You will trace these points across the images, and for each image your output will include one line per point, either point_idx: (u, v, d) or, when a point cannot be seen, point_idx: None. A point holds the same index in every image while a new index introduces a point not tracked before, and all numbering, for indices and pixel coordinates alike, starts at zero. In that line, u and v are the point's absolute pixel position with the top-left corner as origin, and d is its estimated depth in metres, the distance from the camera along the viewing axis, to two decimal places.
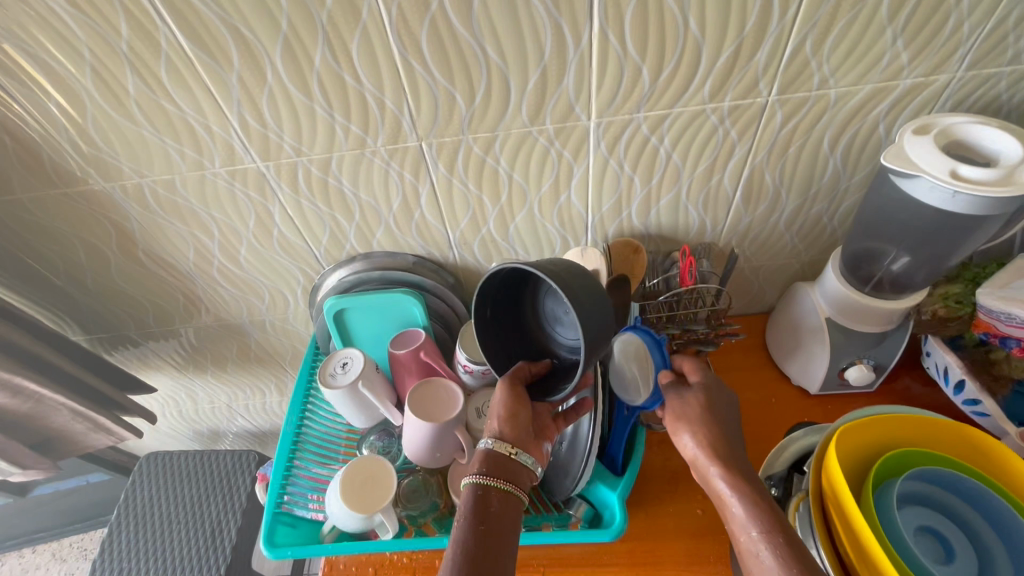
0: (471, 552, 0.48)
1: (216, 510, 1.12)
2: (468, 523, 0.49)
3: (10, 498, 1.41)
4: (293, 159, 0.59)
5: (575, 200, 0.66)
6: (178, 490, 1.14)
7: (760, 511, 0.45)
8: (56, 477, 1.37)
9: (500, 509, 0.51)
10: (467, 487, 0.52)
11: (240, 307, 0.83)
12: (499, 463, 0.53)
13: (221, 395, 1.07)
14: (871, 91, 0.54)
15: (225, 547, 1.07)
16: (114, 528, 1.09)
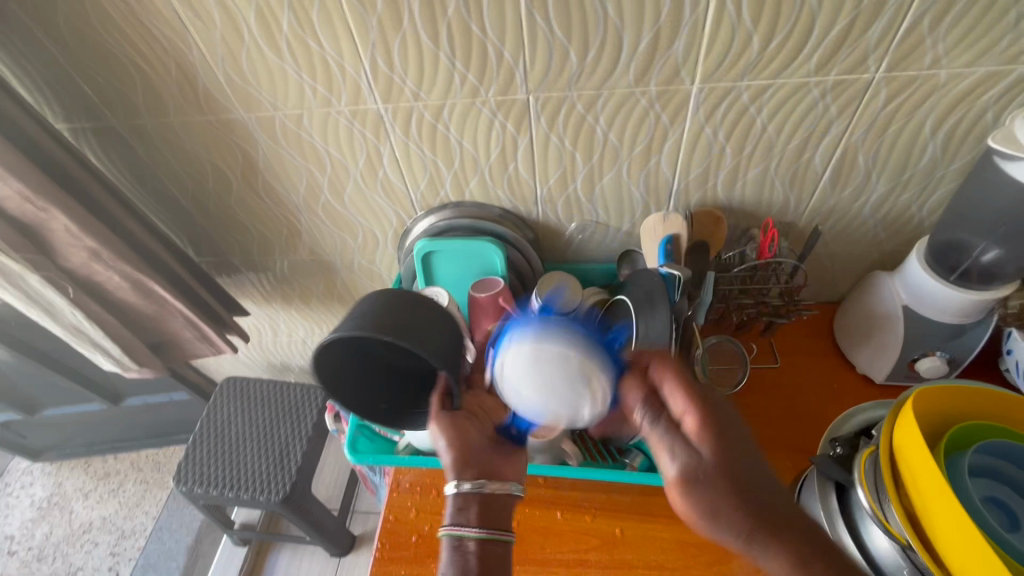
0: None
1: (284, 435, 1.22)
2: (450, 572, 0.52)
3: (103, 405, 1.57)
4: (410, 103, 0.65)
5: (663, 165, 0.68)
6: (251, 413, 1.25)
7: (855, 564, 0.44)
8: (144, 391, 1.53)
9: (483, 556, 0.53)
10: (443, 538, 0.54)
11: (334, 244, 0.90)
12: (467, 503, 0.56)
13: (300, 329, 1.17)
14: (985, 74, 0.55)
15: (291, 468, 1.17)
16: (196, 439, 1.21)
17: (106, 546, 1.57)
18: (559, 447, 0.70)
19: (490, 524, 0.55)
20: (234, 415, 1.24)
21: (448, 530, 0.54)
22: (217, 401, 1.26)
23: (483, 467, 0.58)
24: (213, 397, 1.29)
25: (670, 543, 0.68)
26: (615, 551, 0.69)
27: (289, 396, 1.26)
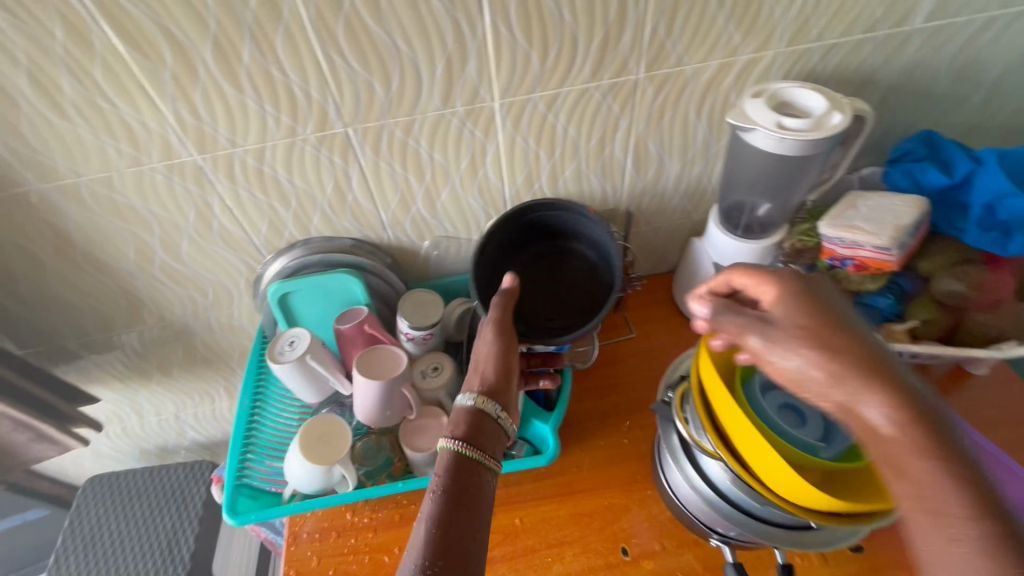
0: (442, 517, 0.51)
1: (171, 523, 1.12)
2: (432, 498, 0.53)
3: None
4: (228, 150, 0.65)
5: (491, 174, 0.74)
6: (127, 508, 1.12)
7: (836, 368, 0.42)
8: None
9: (471, 479, 0.55)
10: (442, 453, 0.57)
11: (184, 306, 0.85)
12: (459, 422, 0.59)
13: (168, 405, 1.07)
14: (718, 66, 0.67)
15: (184, 556, 1.07)
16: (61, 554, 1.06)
17: None
18: None
19: (479, 448, 0.57)
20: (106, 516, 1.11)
21: (445, 444, 0.57)
22: (81, 506, 1.11)
23: (495, 394, 0.62)
24: (76, 500, 1.14)
25: (566, 517, 0.73)
26: (518, 540, 0.72)
27: (170, 479, 1.15)
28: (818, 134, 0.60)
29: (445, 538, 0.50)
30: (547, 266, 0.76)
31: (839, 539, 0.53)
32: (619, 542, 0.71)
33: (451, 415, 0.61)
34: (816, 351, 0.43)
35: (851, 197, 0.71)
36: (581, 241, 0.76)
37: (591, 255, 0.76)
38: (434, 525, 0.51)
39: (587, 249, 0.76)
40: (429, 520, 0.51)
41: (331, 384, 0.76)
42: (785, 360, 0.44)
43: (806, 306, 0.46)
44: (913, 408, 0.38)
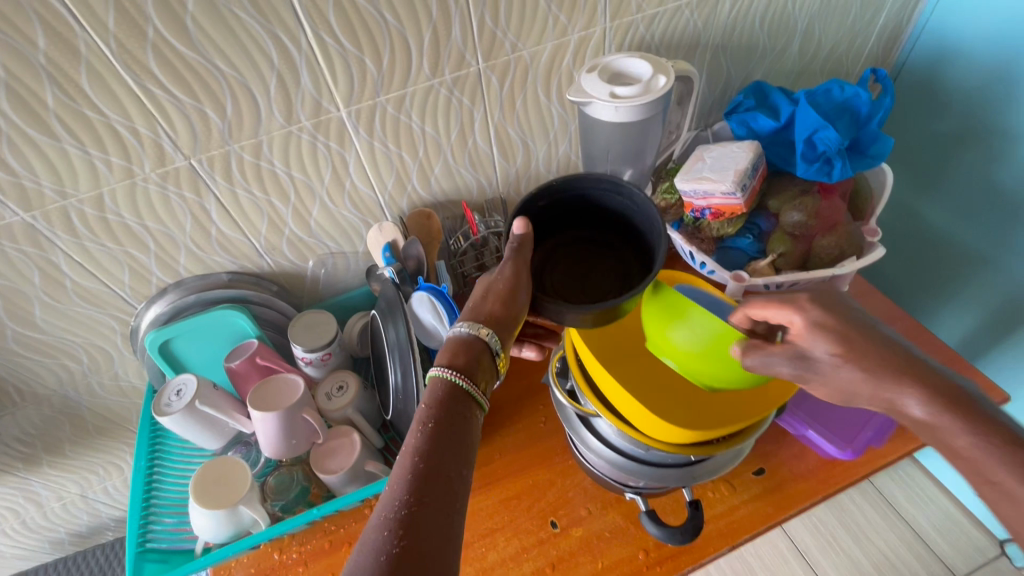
0: (428, 449, 0.44)
1: None
2: (417, 429, 0.46)
3: None
4: (60, 203, 0.61)
5: (359, 183, 0.74)
6: None
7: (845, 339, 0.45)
8: None
9: (460, 411, 0.48)
10: (433, 381, 0.48)
11: (57, 377, 0.79)
12: (457, 349, 0.50)
13: (69, 487, 0.99)
14: (553, 47, 0.70)
15: None
16: None
17: None
18: (366, 470, 0.71)
19: (472, 379, 0.49)
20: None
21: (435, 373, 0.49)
22: None
23: (501, 319, 0.51)
24: None
25: (496, 505, 0.74)
26: None
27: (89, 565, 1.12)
28: (646, 96, 0.63)
29: (428, 474, 0.43)
30: (607, 244, 0.58)
31: (720, 468, 0.58)
32: (549, 516, 0.72)
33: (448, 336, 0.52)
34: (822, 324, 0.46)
35: (698, 151, 0.76)
36: (615, 197, 0.54)
37: (630, 215, 0.54)
38: (420, 458, 0.44)
39: (629, 207, 0.54)
40: (415, 453, 0.44)
41: (232, 426, 0.73)
42: (816, 364, 0.46)
43: (830, 304, 0.47)
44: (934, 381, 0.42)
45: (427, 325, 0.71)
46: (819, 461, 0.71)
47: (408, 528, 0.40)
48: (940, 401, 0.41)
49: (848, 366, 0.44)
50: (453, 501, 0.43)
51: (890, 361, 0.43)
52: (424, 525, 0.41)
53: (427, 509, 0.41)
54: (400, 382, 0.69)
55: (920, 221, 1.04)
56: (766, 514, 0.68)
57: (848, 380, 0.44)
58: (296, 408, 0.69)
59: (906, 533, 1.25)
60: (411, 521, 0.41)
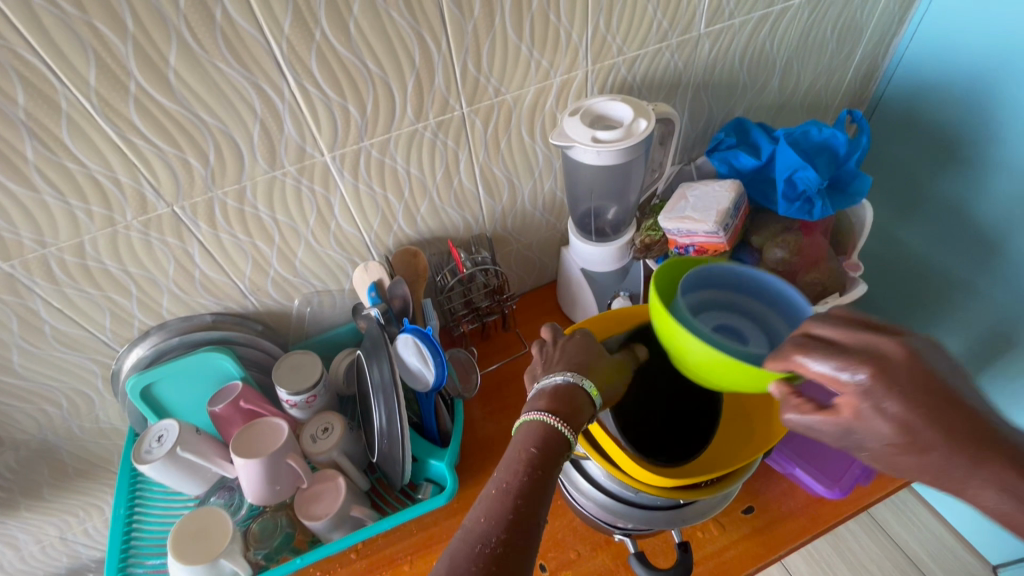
0: (522, 491, 0.44)
1: None
2: (524, 471, 0.44)
3: None
4: (39, 252, 0.60)
5: (344, 224, 0.74)
6: None
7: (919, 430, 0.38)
8: None
9: (554, 452, 0.46)
10: (530, 422, 0.47)
11: (35, 422, 0.77)
12: (552, 397, 0.48)
13: (47, 529, 0.96)
14: (536, 90, 0.71)
15: None
16: None
17: None
18: (352, 515, 0.70)
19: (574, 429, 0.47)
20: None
21: (538, 415, 0.47)
22: None
23: (591, 375, 0.51)
24: None
25: None
26: None
27: None
28: (628, 140, 0.64)
29: (526, 520, 0.42)
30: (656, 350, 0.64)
31: (708, 510, 0.58)
32: (538, 559, 0.71)
33: (542, 384, 0.49)
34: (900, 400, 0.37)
35: (682, 189, 0.77)
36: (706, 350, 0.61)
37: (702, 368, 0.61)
38: (522, 503, 0.43)
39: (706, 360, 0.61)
40: (518, 495, 0.43)
41: (213, 471, 0.72)
42: (867, 444, 0.40)
43: (910, 381, 0.38)
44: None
45: (416, 369, 0.70)
46: (808, 498, 0.71)
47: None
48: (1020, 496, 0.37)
49: (913, 456, 0.38)
50: (535, 554, 0.42)
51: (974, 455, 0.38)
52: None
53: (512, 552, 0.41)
54: (383, 424, 0.68)
55: (902, 247, 1.05)
56: (757, 553, 0.67)
57: (908, 467, 0.39)
58: (278, 453, 0.68)
59: (895, 553, 1.27)
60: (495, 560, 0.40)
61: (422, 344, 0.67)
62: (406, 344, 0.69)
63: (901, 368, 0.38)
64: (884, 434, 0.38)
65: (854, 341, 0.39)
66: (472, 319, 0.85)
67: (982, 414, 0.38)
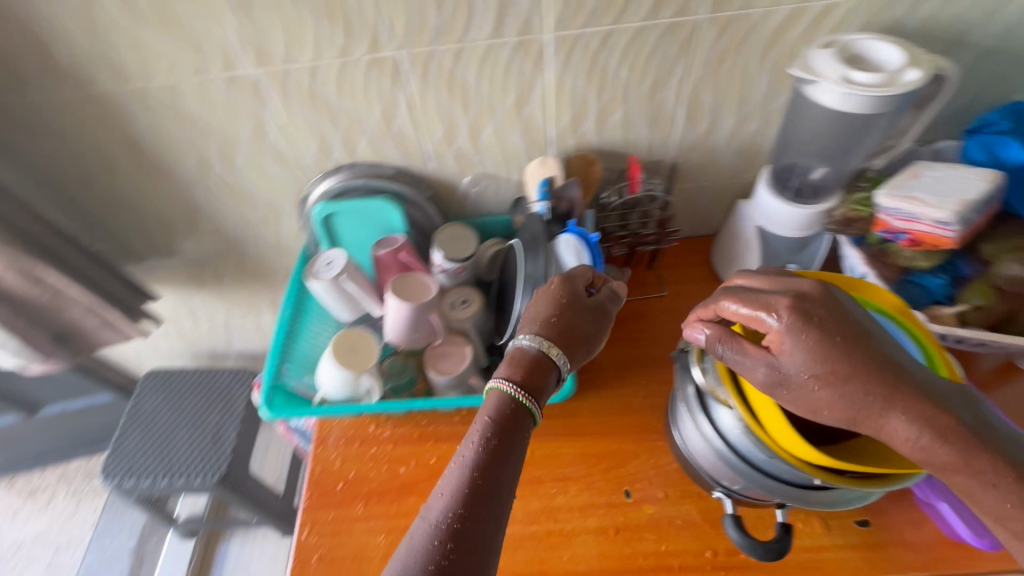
0: (482, 465, 0.51)
1: (216, 420, 1.24)
2: (478, 443, 0.52)
3: (13, 420, 1.41)
4: (284, 65, 0.67)
5: (537, 112, 0.74)
6: (179, 401, 1.25)
7: (829, 356, 0.45)
8: (65, 399, 1.41)
9: (513, 423, 0.53)
10: (493, 392, 0.55)
11: (236, 219, 0.90)
12: (520, 365, 0.56)
13: (220, 313, 1.16)
14: (789, 11, 0.63)
15: (227, 450, 1.19)
16: (122, 433, 1.20)
17: (43, 562, 1.47)
18: (468, 383, 0.76)
19: (532, 396, 0.55)
20: (170, 404, 1.24)
21: (496, 384, 0.56)
22: (140, 395, 1.25)
23: (561, 337, 0.58)
24: (136, 392, 1.28)
25: (576, 456, 0.75)
26: (530, 470, 0.75)
27: (218, 382, 1.27)
28: (889, 88, 0.55)
29: (481, 490, 0.49)
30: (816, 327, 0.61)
31: (838, 503, 0.54)
32: (624, 485, 0.73)
33: (511, 347, 0.59)
34: (816, 334, 0.46)
35: (918, 168, 0.66)
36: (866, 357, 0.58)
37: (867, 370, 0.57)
38: (477, 475, 0.50)
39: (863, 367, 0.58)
40: (471, 470, 0.50)
41: (364, 305, 0.81)
42: (791, 375, 0.47)
43: (823, 309, 0.47)
44: (932, 408, 0.43)
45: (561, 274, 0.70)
46: (937, 538, 0.64)
47: (458, 538, 0.46)
48: (921, 421, 0.43)
49: (827, 390, 0.45)
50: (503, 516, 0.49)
51: (880, 385, 0.44)
52: (478, 542, 0.47)
53: (471, 524, 0.47)
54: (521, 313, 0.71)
55: None
56: (856, 568, 0.63)
57: (827, 400, 0.46)
58: (423, 295, 0.74)
59: None
60: (462, 530, 0.47)
61: (584, 250, 0.68)
62: (566, 246, 0.69)
63: (817, 304, 0.48)
64: (800, 360, 0.46)
65: (782, 286, 0.50)
66: (626, 244, 0.83)
67: (892, 353, 0.46)
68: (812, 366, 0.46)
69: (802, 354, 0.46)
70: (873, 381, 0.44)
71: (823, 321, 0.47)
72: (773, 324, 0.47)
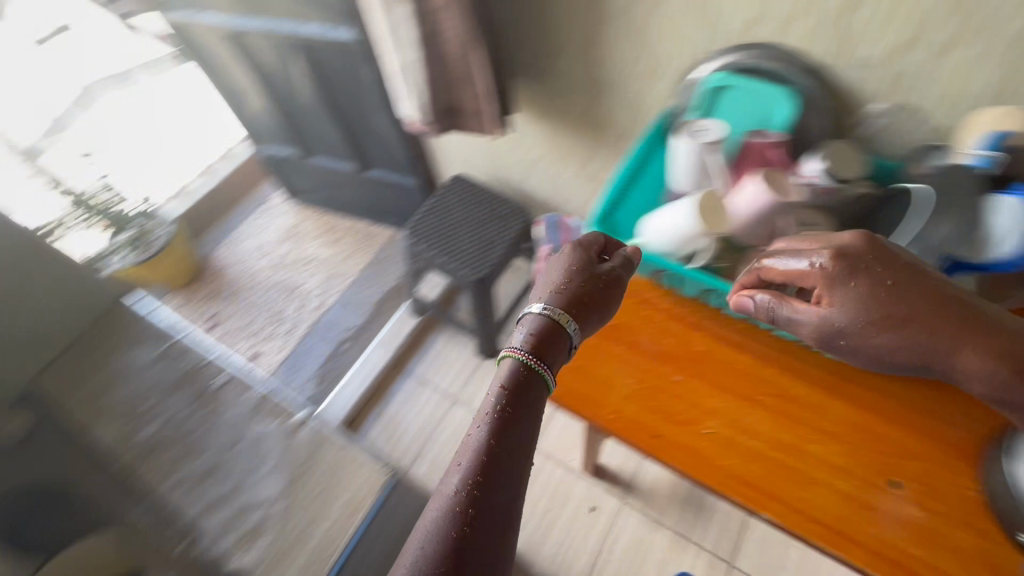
0: (494, 451, 0.64)
1: (491, 232, 1.51)
2: (486, 428, 0.65)
3: (347, 167, 1.90)
4: None
5: (976, 61, 0.75)
6: (473, 208, 1.55)
7: (878, 306, 0.65)
8: (383, 168, 1.84)
9: (526, 395, 0.69)
10: (506, 360, 0.71)
11: (619, 67, 1.04)
12: (539, 334, 0.72)
13: (534, 147, 1.39)
14: None
15: (494, 260, 1.45)
16: (423, 210, 1.57)
17: (319, 276, 2.04)
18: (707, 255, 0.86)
19: (545, 362, 0.71)
20: (466, 207, 1.56)
21: (510, 352, 0.71)
22: (446, 191, 1.60)
23: (575, 313, 0.73)
24: (441, 189, 1.63)
25: (729, 405, 0.84)
26: (696, 402, 0.85)
27: (496, 205, 1.55)
28: None
29: (496, 461, 0.63)
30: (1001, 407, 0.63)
31: None
32: (763, 446, 0.80)
33: (522, 317, 0.74)
34: (864, 292, 0.65)
35: None
36: None
37: None
38: (485, 459, 0.63)
39: None
40: (478, 454, 0.63)
41: (707, 180, 0.89)
42: (831, 317, 0.67)
43: (875, 258, 0.66)
44: (955, 327, 0.62)
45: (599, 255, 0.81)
46: None
47: (481, 509, 0.60)
48: (920, 332, 0.63)
49: (889, 335, 0.65)
50: (505, 498, 0.61)
51: (925, 326, 0.63)
52: (490, 491, 0.61)
53: (484, 510, 0.60)
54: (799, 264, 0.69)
55: None
56: None
57: (890, 348, 0.65)
58: (784, 191, 0.81)
59: None
60: (474, 500, 0.60)
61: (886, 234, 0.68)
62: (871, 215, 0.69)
63: (863, 258, 0.66)
64: (835, 308, 0.66)
65: (832, 237, 0.69)
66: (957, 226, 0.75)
67: (971, 305, 0.63)
68: (864, 321, 0.65)
69: (863, 292, 0.65)
70: (911, 325, 0.64)
71: (873, 270, 0.65)
72: (806, 265, 0.68)
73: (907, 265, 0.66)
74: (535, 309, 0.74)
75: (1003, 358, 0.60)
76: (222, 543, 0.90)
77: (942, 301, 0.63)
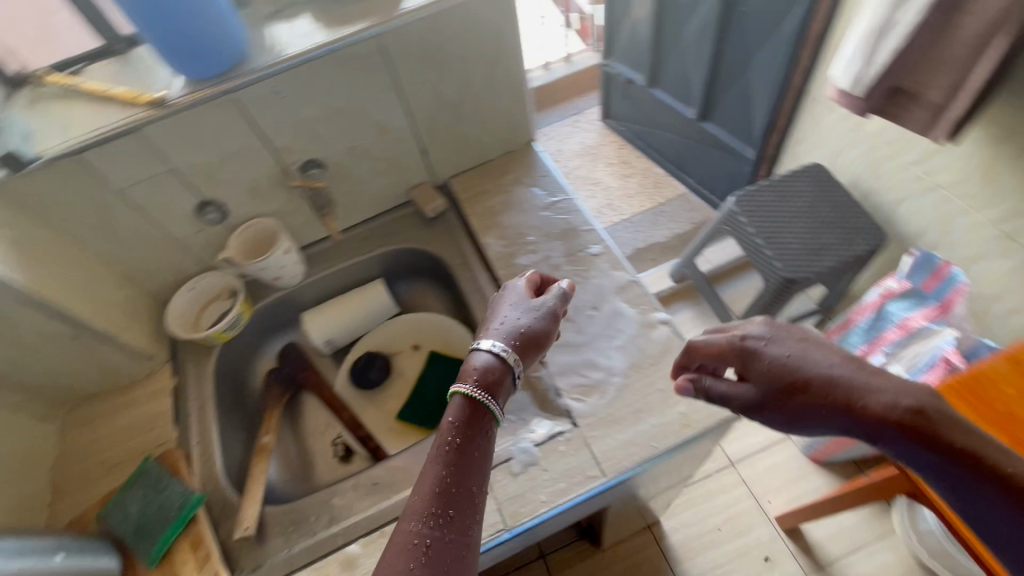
0: (456, 469, 0.47)
1: (828, 240, 1.09)
2: (436, 457, 0.48)
3: (679, 103, 1.62)
4: None
5: None
6: (822, 206, 1.14)
7: (756, 372, 0.49)
8: (721, 129, 1.53)
9: (470, 434, 0.50)
10: (457, 397, 0.52)
11: None
12: (482, 371, 0.53)
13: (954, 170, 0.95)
14: None
15: (810, 272, 1.05)
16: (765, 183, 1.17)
17: (598, 192, 1.79)
18: None
19: (494, 396, 0.52)
20: (814, 201, 1.14)
21: (457, 389, 0.52)
22: (800, 173, 1.19)
23: (524, 347, 0.57)
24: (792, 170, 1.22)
25: None
26: None
27: (854, 218, 1.11)
28: None
29: (463, 494, 0.46)
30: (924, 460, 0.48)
31: None
32: None
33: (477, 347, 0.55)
34: (725, 348, 0.52)
35: None
36: None
37: None
38: (440, 483, 0.46)
39: None
40: (439, 477, 0.46)
41: None
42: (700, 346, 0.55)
43: (736, 358, 0.51)
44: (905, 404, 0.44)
45: (533, 294, 0.63)
46: None
47: (447, 534, 0.43)
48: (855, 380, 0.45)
49: (751, 388, 0.49)
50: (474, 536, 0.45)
51: (831, 389, 0.45)
52: (435, 483, 0.46)
53: (448, 530, 0.44)
54: None
55: None
56: None
57: (807, 416, 0.46)
58: None
59: None
60: (438, 532, 0.43)
61: None
62: None
63: (748, 353, 0.50)
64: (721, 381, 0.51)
65: (706, 338, 0.55)
66: None
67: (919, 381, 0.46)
68: (776, 389, 0.47)
69: (709, 339, 0.54)
70: (836, 399, 0.45)
71: (756, 358, 0.50)
72: (734, 336, 0.52)
73: (825, 353, 0.48)
74: (757, 322, 0.53)
75: (922, 428, 0.43)
76: (521, 406, 0.73)
77: (915, 390, 0.45)
